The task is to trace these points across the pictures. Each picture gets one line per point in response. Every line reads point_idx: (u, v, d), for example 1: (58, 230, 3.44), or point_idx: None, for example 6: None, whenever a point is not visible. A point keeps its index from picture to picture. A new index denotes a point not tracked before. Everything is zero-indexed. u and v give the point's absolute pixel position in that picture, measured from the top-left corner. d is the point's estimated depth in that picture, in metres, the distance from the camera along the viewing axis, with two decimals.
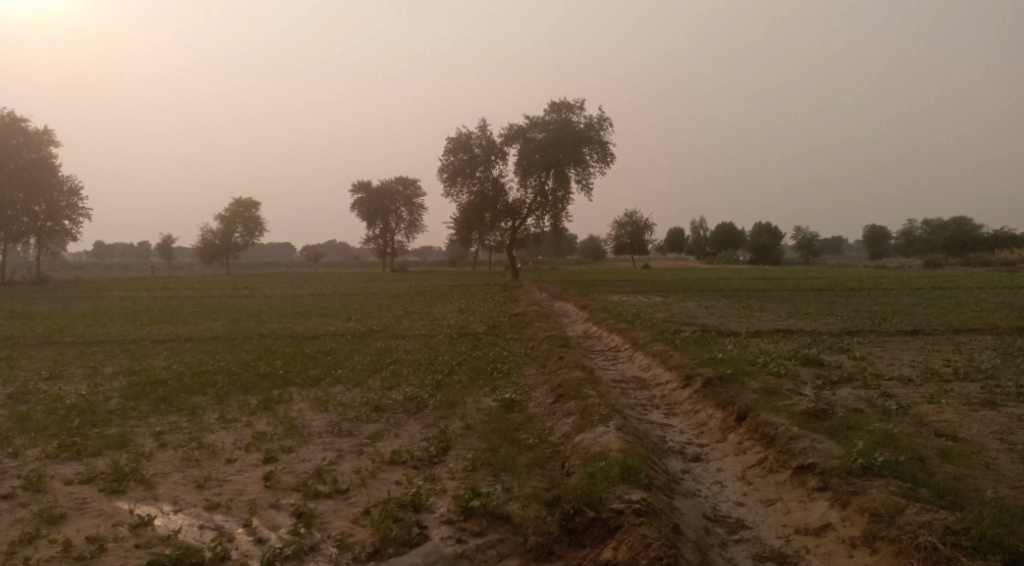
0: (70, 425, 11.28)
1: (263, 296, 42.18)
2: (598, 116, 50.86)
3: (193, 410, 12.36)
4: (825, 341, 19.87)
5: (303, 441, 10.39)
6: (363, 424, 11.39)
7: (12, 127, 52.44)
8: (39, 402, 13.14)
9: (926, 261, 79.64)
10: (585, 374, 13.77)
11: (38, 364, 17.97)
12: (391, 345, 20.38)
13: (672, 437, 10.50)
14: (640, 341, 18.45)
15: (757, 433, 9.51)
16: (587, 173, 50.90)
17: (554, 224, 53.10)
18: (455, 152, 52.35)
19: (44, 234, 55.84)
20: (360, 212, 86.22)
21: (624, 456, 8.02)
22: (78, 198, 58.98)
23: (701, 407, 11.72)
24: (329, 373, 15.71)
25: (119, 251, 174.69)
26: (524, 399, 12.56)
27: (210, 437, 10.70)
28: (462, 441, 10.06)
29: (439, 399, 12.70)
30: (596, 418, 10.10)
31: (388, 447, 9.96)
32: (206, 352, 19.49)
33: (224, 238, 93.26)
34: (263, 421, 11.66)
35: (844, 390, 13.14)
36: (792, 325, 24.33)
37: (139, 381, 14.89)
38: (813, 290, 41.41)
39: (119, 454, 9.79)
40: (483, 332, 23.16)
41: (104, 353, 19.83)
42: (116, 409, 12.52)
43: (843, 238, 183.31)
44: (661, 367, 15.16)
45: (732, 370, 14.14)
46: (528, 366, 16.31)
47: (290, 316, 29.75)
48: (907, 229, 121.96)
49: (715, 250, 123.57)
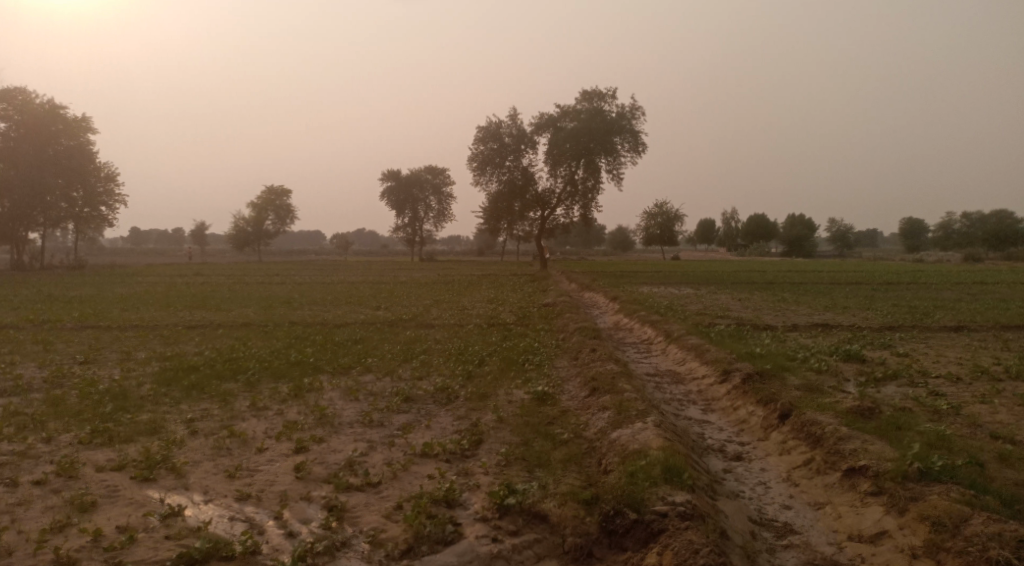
0: (102, 409, 11.28)
1: (293, 283, 42.50)
2: (631, 105, 50.19)
3: (224, 397, 12.32)
4: (866, 336, 19.29)
5: (333, 431, 10.25)
6: (393, 414, 11.22)
7: (54, 114, 52.73)
8: (73, 386, 13.21)
9: (965, 255, 77.62)
10: (619, 367, 13.46)
11: (74, 348, 18.16)
12: (421, 334, 20.24)
13: (711, 434, 10.15)
14: (674, 334, 18.06)
15: (802, 433, 9.13)
16: (619, 163, 50.24)
17: (584, 215, 52.60)
18: (485, 141, 52.04)
19: (82, 220, 57.00)
20: (389, 201, 86.43)
21: (666, 454, 7.72)
22: (115, 185, 60.04)
23: (740, 403, 11.35)
24: (359, 361, 15.60)
25: (155, 236, 178.17)
26: (557, 392, 12.30)
27: (241, 425, 10.62)
28: (494, 433, 9.85)
29: (470, 390, 12.51)
30: (634, 413, 9.79)
31: (420, 439, 9.77)
32: (237, 339, 19.54)
33: (256, 225, 94.18)
34: (293, 409, 11.55)
35: (889, 388, 12.67)
36: (829, 319, 23.74)
37: (171, 367, 14.92)
38: (850, 284, 40.48)
39: (150, 441, 9.73)
40: (513, 322, 22.96)
41: (138, 338, 20.00)
42: (149, 394, 12.51)
43: (877, 231, 179.94)
44: (696, 362, 14.78)
45: (771, 365, 13.72)
46: (560, 357, 16.06)
47: (320, 304, 29.82)
48: (945, 222, 119.15)
49: (745, 242, 121.91)
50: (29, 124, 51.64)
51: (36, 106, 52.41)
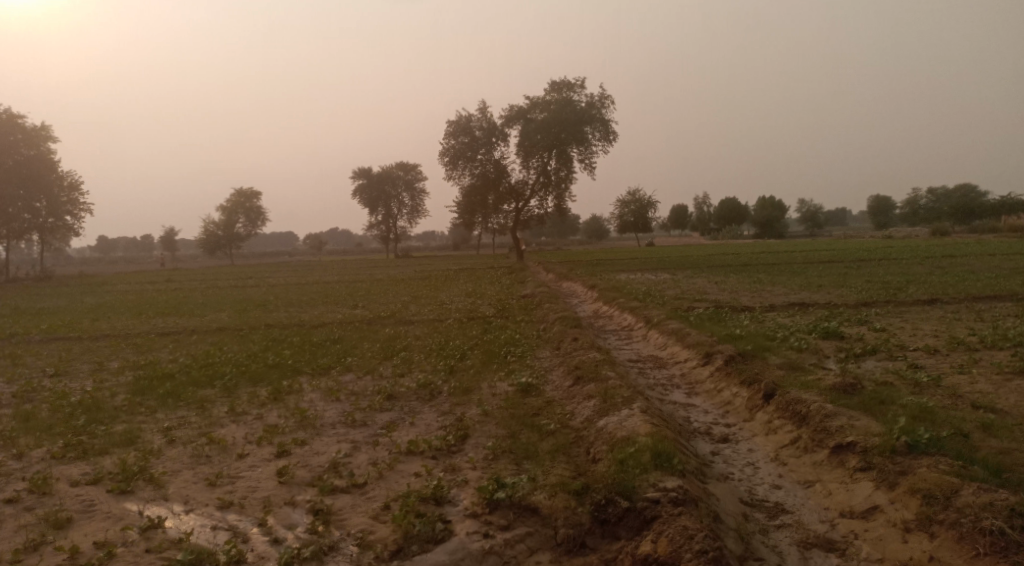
0: (75, 423, 10.98)
1: (267, 286, 41.98)
2: (600, 93, 50.21)
3: (201, 403, 12.06)
4: (843, 313, 19.46)
5: (316, 433, 10.06)
6: (377, 413, 11.05)
7: (11, 124, 51.67)
8: (44, 400, 12.85)
9: (932, 229, 78.88)
10: (601, 355, 13.40)
11: (43, 361, 17.71)
12: (400, 331, 20.05)
13: (697, 418, 10.11)
14: (654, 320, 18.06)
15: (788, 412, 9.13)
16: (591, 152, 50.25)
17: (558, 205, 52.59)
18: (456, 135, 51.70)
19: (47, 230, 55.71)
20: (361, 199, 85.75)
21: (654, 440, 7.65)
22: (79, 194, 58.85)
23: (723, 385, 11.34)
24: (339, 361, 15.39)
25: (123, 244, 175.08)
26: (541, 382, 12.20)
27: (220, 431, 10.39)
28: (480, 428, 9.72)
29: (453, 385, 12.37)
30: (620, 400, 9.71)
31: (405, 437, 9.61)
32: (213, 344, 19.18)
33: (227, 229, 92.93)
34: (273, 413, 11.34)
35: (869, 363, 12.76)
36: (806, 297, 23.94)
37: (146, 375, 14.59)
38: (823, 263, 40.91)
39: (126, 452, 9.47)
40: (492, 314, 22.84)
41: (110, 347, 19.57)
42: (123, 404, 12.20)
43: (846, 210, 182.39)
44: (678, 346, 14.78)
45: (752, 346, 13.75)
46: (542, 348, 15.98)
47: (296, 305, 29.46)
48: (912, 198, 121.05)
49: (718, 226, 122.94)
50: None
51: None
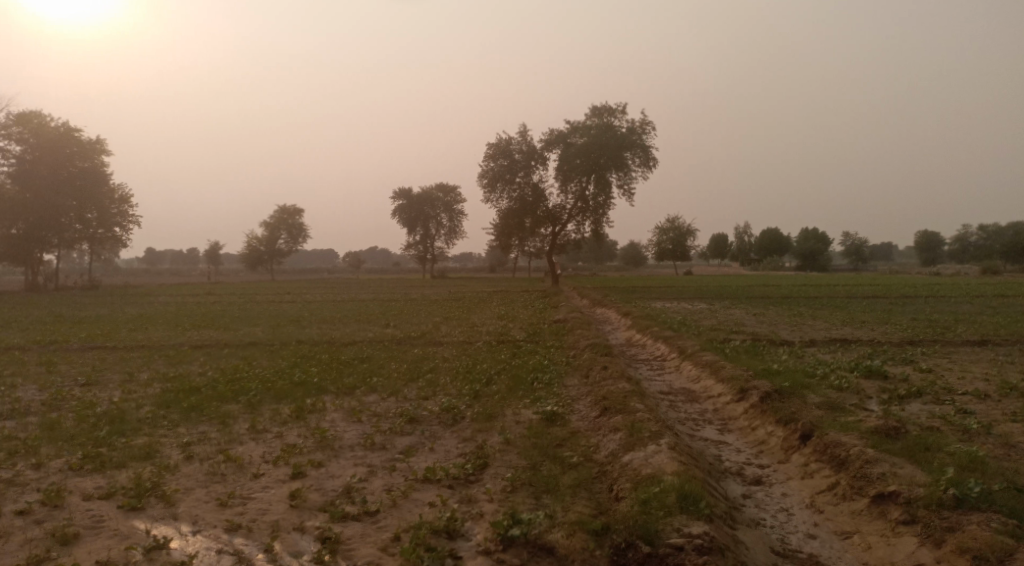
0: (97, 434, 10.94)
1: (303, 302, 42.33)
2: (641, 119, 49.99)
3: (223, 420, 11.94)
4: (887, 352, 18.70)
5: (333, 455, 9.84)
6: (397, 437, 10.81)
7: (67, 138, 52.97)
8: (70, 409, 12.88)
9: (982, 269, 76.42)
10: (631, 386, 12.95)
11: (76, 369, 17.89)
12: (428, 352, 19.84)
13: (728, 456, 9.66)
14: (689, 351, 17.54)
15: (826, 455, 8.64)
16: (629, 178, 49.91)
17: (595, 230, 52.20)
18: (495, 157, 51.83)
19: (96, 240, 57.33)
20: (401, 218, 86.54)
21: (681, 480, 7.24)
22: (128, 206, 60.52)
23: (758, 424, 10.85)
24: (364, 381, 15.20)
25: (169, 256, 179.58)
26: (567, 412, 11.83)
27: (238, 449, 10.22)
28: (501, 457, 9.39)
29: (477, 411, 12.07)
30: (647, 435, 9.31)
31: (421, 464, 9.31)
32: (243, 359, 19.18)
33: (269, 244, 94.53)
34: (294, 432, 11.18)
35: (914, 406, 12.11)
36: (848, 333, 23.13)
37: (172, 388, 14.57)
38: (866, 298, 39.75)
39: (142, 467, 9.35)
40: (523, 338, 22.55)
41: (143, 358, 19.75)
42: (147, 417, 12.17)
43: (892, 246, 178.69)
44: (712, 379, 14.29)
45: (789, 383, 13.19)
46: (570, 375, 15.57)
47: (329, 322, 29.50)
48: (961, 235, 117.73)
49: (759, 257, 121.19)
50: (44, 146, 51.89)
51: (51, 129, 52.42)
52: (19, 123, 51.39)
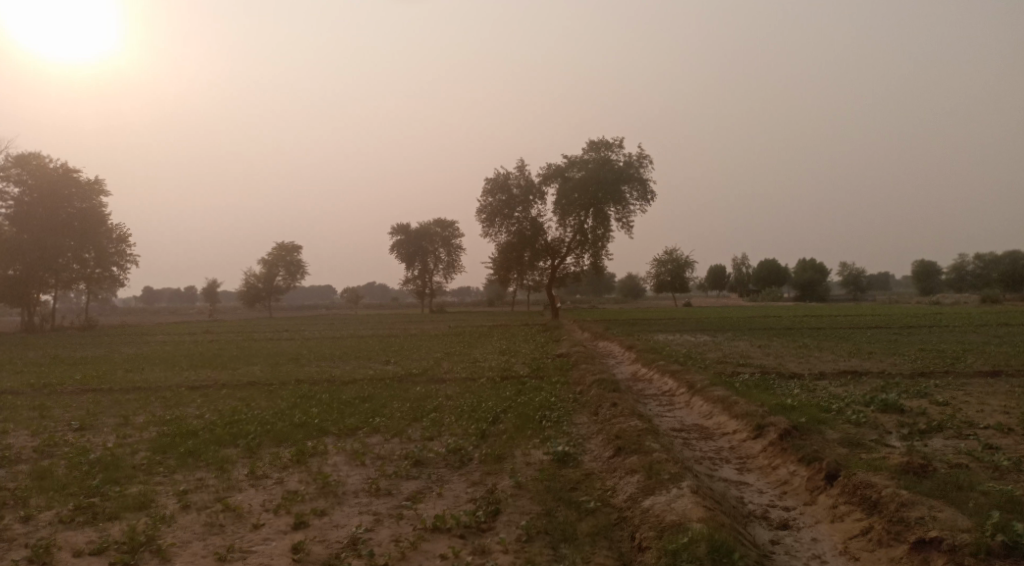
0: (90, 482, 10.48)
1: (301, 339, 41.84)
2: (638, 153, 50.11)
3: (222, 465, 11.49)
4: (899, 384, 18.32)
5: (338, 502, 9.39)
6: (403, 481, 10.36)
7: (66, 178, 52.92)
8: (63, 456, 12.42)
9: (982, 297, 76.12)
10: (643, 423, 12.55)
11: (71, 413, 17.42)
12: (431, 390, 19.39)
13: (751, 498, 9.25)
14: (698, 385, 17.13)
15: (855, 496, 8.23)
16: (628, 211, 49.83)
17: (594, 263, 51.98)
18: (494, 192, 51.91)
19: (93, 280, 57.12)
20: (399, 254, 86.48)
21: (709, 528, 6.85)
22: (126, 246, 60.44)
23: (779, 463, 10.44)
24: (367, 421, 14.74)
25: (167, 295, 179.41)
26: (579, 452, 11.40)
27: (237, 496, 9.78)
28: (513, 501, 8.98)
29: (485, 452, 11.65)
30: (666, 477, 8.89)
31: (431, 511, 8.86)
32: (241, 400, 18.73)
33: (267, 282, 94.21)
34: (295, 477, 10.72)
35: (936, 441, 11.71)
36: (857, 365, 22.75)
37: (169, 432, 14.11)
38: (870, 328, 39.47)
39: (136, 518, 8.90)
40: (527, 374, 22.11)
41: (139, 400, 19.27)
42: (142, 463, 11.71)
43: (888, 275, 179.30)
44: (725, 415, 13.86)
45: (806, 418, 12.79)
46: (579, 413, 15.15)
47: (329, 360, 29.01)
48: (958, 263, 117.76)
49: (758, 287, 121.11)
50: (43, 186, 51.78)
51: (50, 169, 52.36)
52: (18, 164, 51.30)
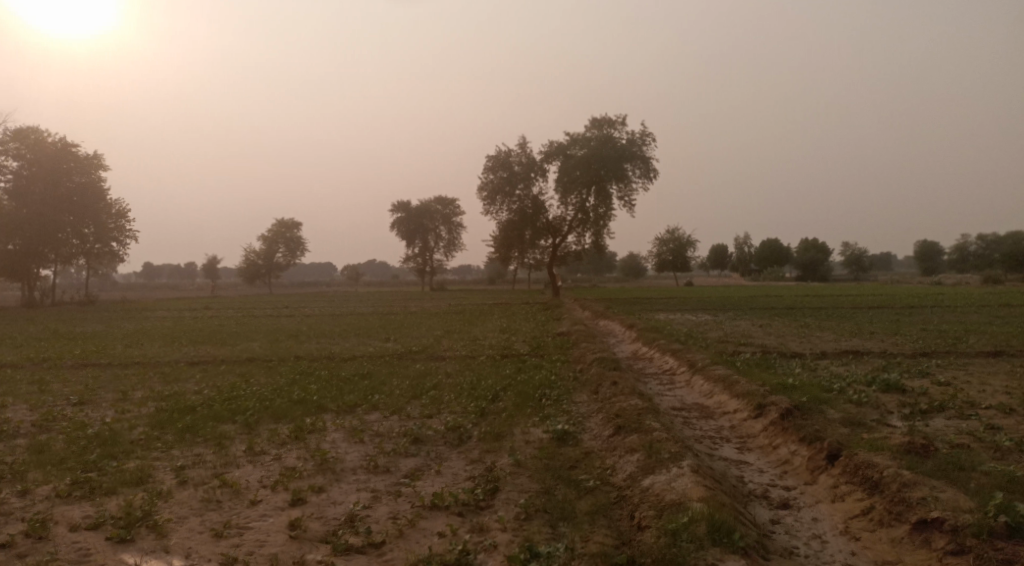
0: (88, 457, 10.43)
1: (301, 316, 41.77)
2: (641, 130, 49.73)
3: (220, 441, 11.44)
4: (901, 364, 18.24)
5: (335, 479, 9.35)
6: (401, 458, 10.31)
7: (65, 152, 52.61)
8: (61, 431, 12.38)
9: (983, 278, 75.95)
10: (643, 402, 12.47)
11: (69, 388, 17.39)
12: (431, 367, 19.33)
13: (751, 478, 9.18)
14: (699, 364, 17.05)
15: (857, 476, 8.17)
16: (630, 189, 49.55)
17: (596, 242, 51.76)
18: (495, 170, 51.59)
19: (93, 255, 57.04)
20: (400, 231, 86.21)
21: (709, 507, 6.79)
22: (126, 221, 60.32)
23: (780, 442, 10.38)
24: (366, 399, 14.68)
25: (168, 272, 179.37)
26: (579, 430, 11.33)
27: (234, 473, 9.73)
28: (512, 480, 8.92)
29: (484, 430, 11.59)
30: (666, 456, 8.81)
31: (429, 489, 8.79)
32: (241, 376, 18.69)
33: (267, 258, 94.07)
34: (293, 454, 10.67)
35: (938, 421, 11.65)
36: (858, 345, 22.66)
37: (167, 408, 14.05)
38: (871, 309, 39.35)
39: (134, 493, 8.86)
40: (527, 353, 22.03)
41: (138, 376, 19.22)
42: (140, 439, 11.67)
43: (889, 256, 179.12)
44: (726, 395, 13.79)
45: (807, 398, 12.73)
46: (578, 391, 15.08)
47: (329, 337, 28.95)
48: (960, 244, 117.46)
49: (759, 267, 120.98)
50: (42, 161, 51.47)
51: (49, 144, 52.02)
52: (17, 138, 50.94)
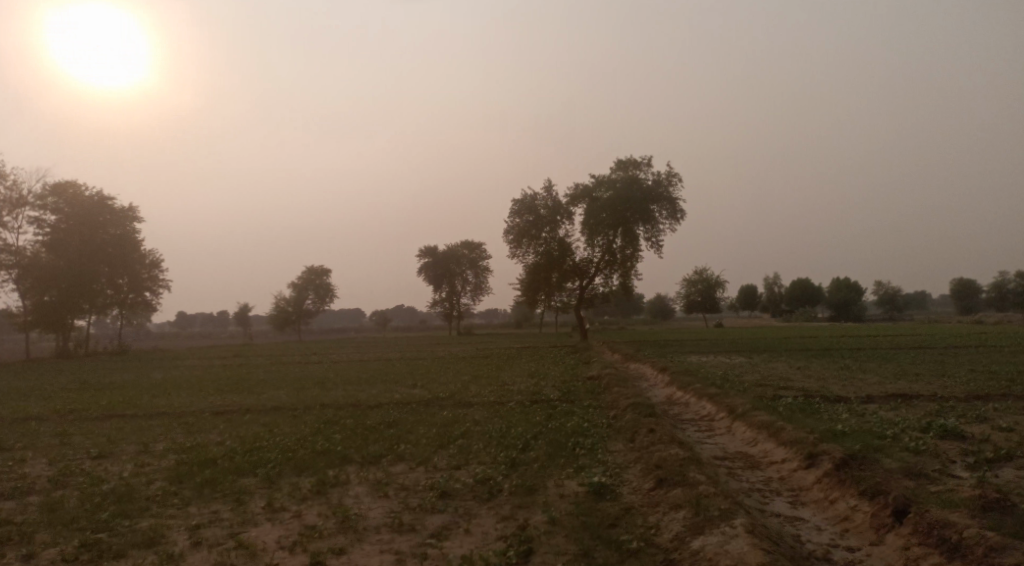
0: (99, 516, 9.92)
1: (329, 363, 41.45)
2: (667, 171, 49.37)
3: (239, 497, 10.89)
4: (956, 408, 17.17)
5: (358, 539, 8.73)
6: (428, 515, 9.66)
7: (100, 206, 53.66)
8: (76, 487, 11.92)
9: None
10: (684, 452, 11.69)
11: (91, 440, 17.03)
12: (458, 415, 18.70)
13: (809, 537, 8.38)
14: (739, 410, 16.20)
15: (931, 536, 7.38)
16: (657, 230, 48.99)
17: (623, 284, 51.03)
18: (521, 214, 51.51)
19: (127, 306, 57.86)
20: (427, 276, 86.33)
21: None
22: (159, 271, 61.41)
23: (837, 496, 9.57)
24: (391, 449, 14.08)
25: (200, 320, 181.76)
26: (616, 483, 10.59)
27: (251, 532, 9.16)
28: (547, 539, 8.26)
29: (516, 483, 10.90)
30: (715, 514, 8.08)
31: (457, 551, 8.12)
32: (265, 426, 18.19)
33: (296, 305, 94.60)
34: (313, 510, 10.08)
35: (1006, 471, 10.75)
36: (906, 388, 21.55)
37: (186, 461, 13.57)
38: (913, 349, 37.95)
39: (143, 556, 8.32)
40: (557, 398, 21.28)
41: (161, 427, 18.81)
42: (155, 494, 11.17)
43: (923, 296, 175.61)
44: (772, 443, 12.98)
45: (861, 446, 11.86)
46: (613, 440, 14.30)
47: (355, 384, 28.47)
48: (999, 282, 114.14)
49: (790, 308, 118.86)
50: (79, 214, 52.41)
51: (86, 198, 53.05)
52: (55, 192, 51.89)
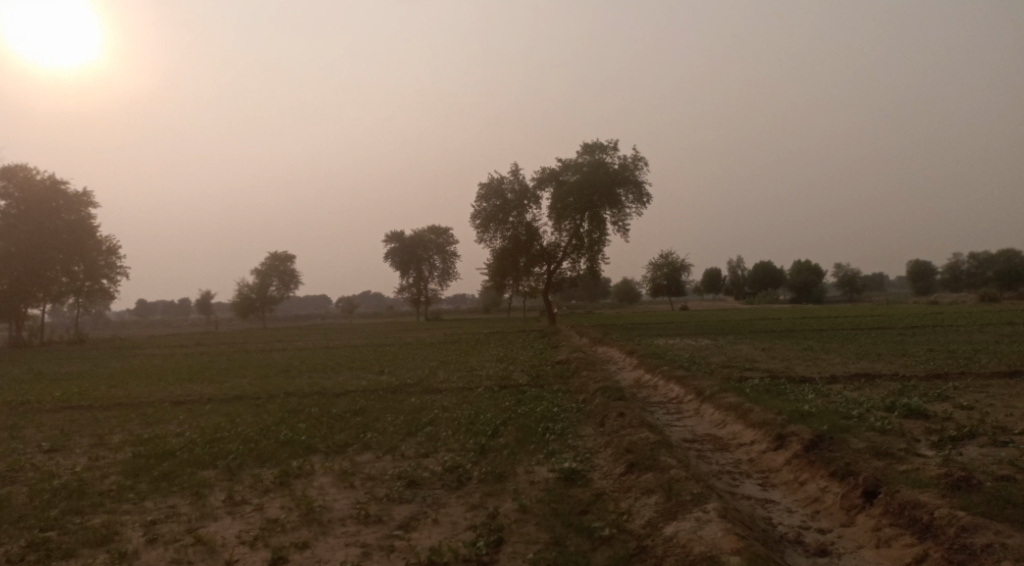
0: (49, 514, 9.47)
1: (294, 350, 40.80)
2: (633, 155, 49.38)
3: (198, 490, 10.51)
4: (919, 387, 17.40)
5: (322, 532, 8.45)
6: (395, 505, 9.41)
7: (54, 191, 51.94)
8: (26, 482, 11.42)
9: (979, 297, 75.78)
10: (654, 435, 11.59)
11: (43, 433, 16.41)
12: (426, 401, 18.40)
13: (780, 520, 8.33)
14: (707, 392, 16.19)
15: (902, 518, 7.37)
16: (624, 214, 49.01)
17: (591, 268, 51.01)
18: (488, 198, 51.09)
19: (83, 294, 56.28)
20: (393, 262, 85.61)
21: None
22: (117, 258, 59.81)
23: (806, 478, 9.55)
24: (357, 438, 13.76)
25: (162, 309, 178.45)
26: (587, 469, 10.44)
27: (210, 527, 8.81)
28: (517, 528, 8.08)
29: (486, 470, 10.70)
30: (687, 499, 7.97)
31: (425, 543, 7.90)
32: (226, 415, 17.71)
33: (260, 292, 92.93)
34: (275, 503, 9.74)
35: (971, 449, 10.84)
36: (869, 368, 21.81)
37: (143, 453, 13.09)
38: (873, 329, 38.65)
39: (95, 555, 7.95)
40: (526, 383, 21.13)
41: (118, 419, 18.20)
42: (109, 489, 10.73)
43: (880, 279, 179.79)
44: (741, 424, 12.97)
45: (828, 427, 11.88)
46: (584, 425, 14.16)
47: (321, 371, 28.01)
48: (953, 264, 117.15)
49: (753, 290, 120.50)
50: (30, 199, 50.71)
51: (38, 182, 51.33)
52: (5, 176, 50.29)
